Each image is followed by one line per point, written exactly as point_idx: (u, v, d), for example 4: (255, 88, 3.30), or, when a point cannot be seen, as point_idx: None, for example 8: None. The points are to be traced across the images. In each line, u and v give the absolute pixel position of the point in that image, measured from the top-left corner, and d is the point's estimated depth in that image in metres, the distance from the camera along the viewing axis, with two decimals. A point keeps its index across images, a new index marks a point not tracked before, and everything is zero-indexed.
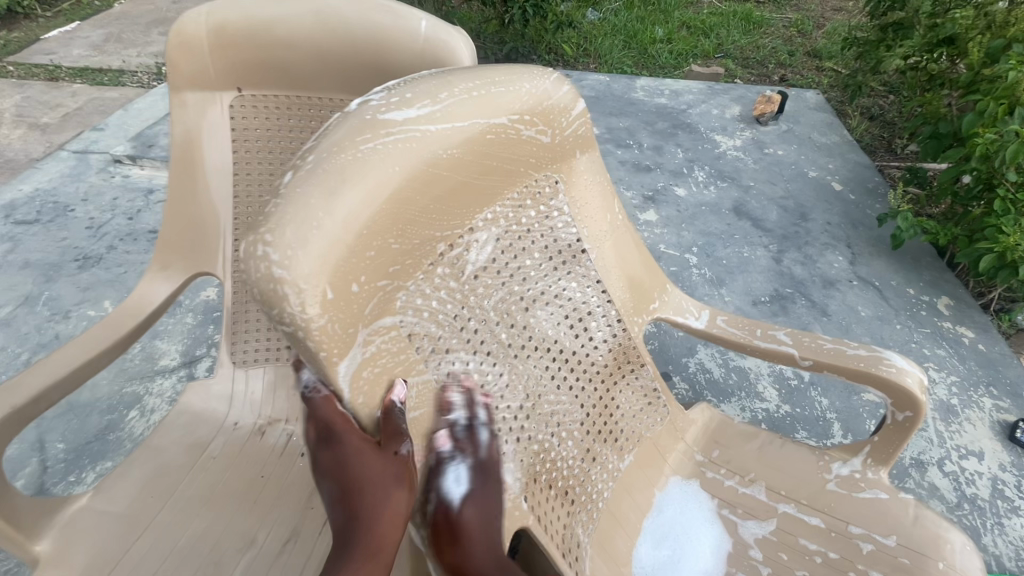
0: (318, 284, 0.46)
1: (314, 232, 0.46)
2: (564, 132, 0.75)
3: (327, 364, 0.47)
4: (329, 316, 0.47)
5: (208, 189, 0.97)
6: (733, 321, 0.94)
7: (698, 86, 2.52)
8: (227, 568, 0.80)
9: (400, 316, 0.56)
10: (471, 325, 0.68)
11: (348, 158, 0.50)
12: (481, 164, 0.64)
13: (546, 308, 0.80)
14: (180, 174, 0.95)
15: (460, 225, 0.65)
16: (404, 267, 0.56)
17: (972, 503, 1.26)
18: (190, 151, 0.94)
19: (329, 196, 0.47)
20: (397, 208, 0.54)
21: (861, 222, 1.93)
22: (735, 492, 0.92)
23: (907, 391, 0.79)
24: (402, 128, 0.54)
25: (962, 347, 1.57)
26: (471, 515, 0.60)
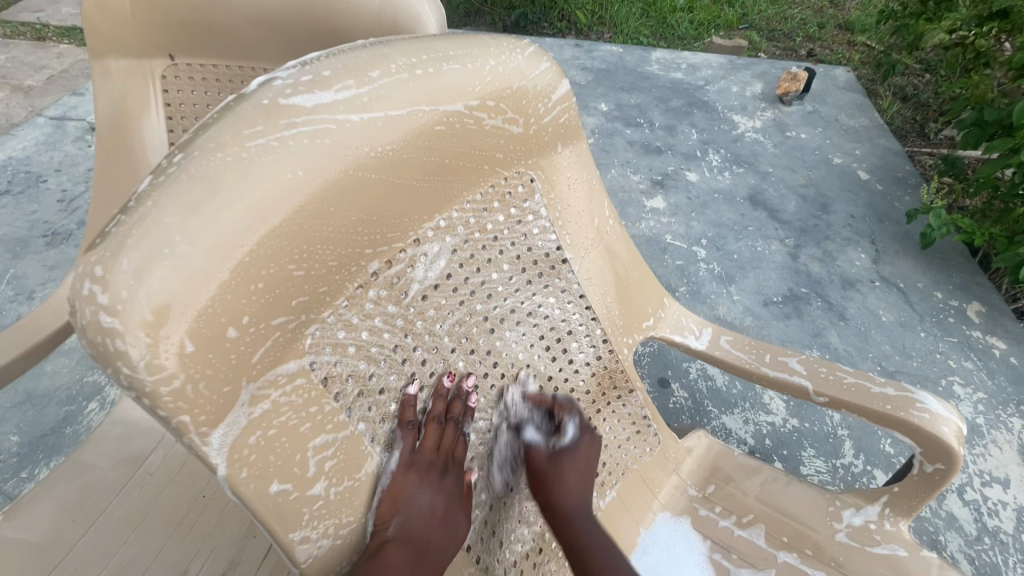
0: (169, 334, 0.35)
1: (164, 262, 0.34)
2: (541, 120, 0.61)
3: (192, 433, 0.37)
4: (188, 374, 0.36)
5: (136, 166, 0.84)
6: (739, 341, 0.81)
7: (718, 60, 2.32)
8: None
9: (309, 357, 0.45)
10: (418, 355, 0.56)
11: (226, 159, 0.38)
12: (429, 161, 0.52)
13: (516, 328, 0.67)
14: (109, 151, 0.84)
15: (402, 237, 0.53)
16: (315, 296, 0.44)
17: (994, 538, 1.15)
18: (119, 126, 0.83)
19: (196, 211, 0.36)
20: (305, 224, 0.42)
21: (888, 216, 1.76)
22: (730, 533, 0.81)
23: (941, 442, 0.66)
24: (311, 117, 0.42)
25: (992, 360, 1.42)
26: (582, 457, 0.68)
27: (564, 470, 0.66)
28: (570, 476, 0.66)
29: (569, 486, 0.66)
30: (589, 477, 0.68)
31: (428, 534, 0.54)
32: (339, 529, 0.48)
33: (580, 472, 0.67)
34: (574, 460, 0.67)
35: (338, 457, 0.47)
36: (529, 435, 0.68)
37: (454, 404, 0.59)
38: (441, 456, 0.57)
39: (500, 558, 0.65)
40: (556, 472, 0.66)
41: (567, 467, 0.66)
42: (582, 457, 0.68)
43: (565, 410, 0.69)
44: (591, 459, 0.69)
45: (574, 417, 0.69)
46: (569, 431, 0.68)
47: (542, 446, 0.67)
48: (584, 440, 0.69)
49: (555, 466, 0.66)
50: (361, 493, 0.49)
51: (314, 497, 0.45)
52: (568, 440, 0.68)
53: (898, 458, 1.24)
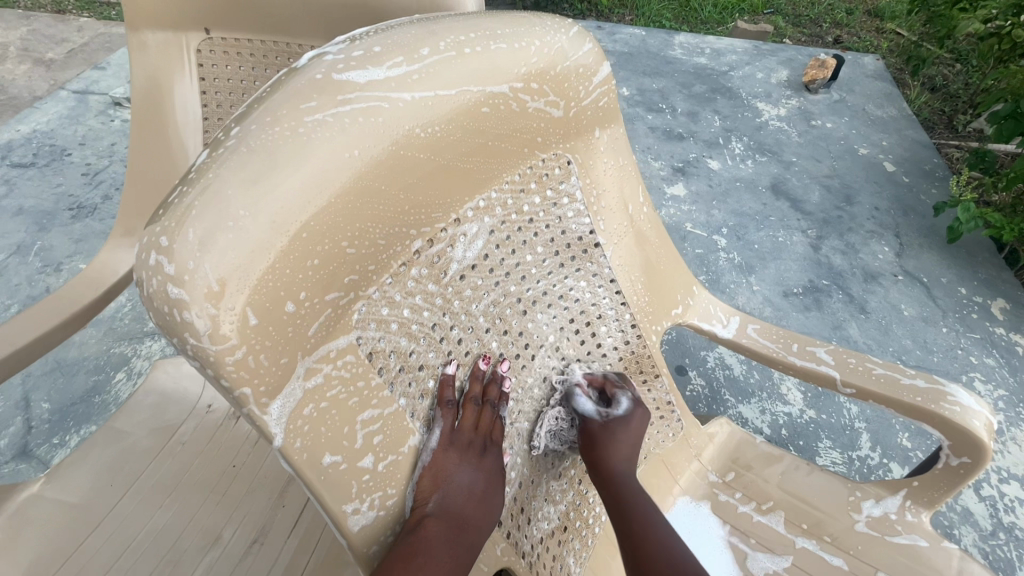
0: (232, 304, 0.35)
1: (229, 232, 0.35)
2: (581, 103, 0.61)
3: (252, 402, 0.38)
4: (250, 346, 0.37)
5: (168, 132, 0.84)
6: (766, 330, 0.81)
7: (743, 46, 2.27)
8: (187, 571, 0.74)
9: (356, 332, 0.45)
10: (454, 334, 0.57)
11: (284, 133, 0.38)
12: (472, 141, 0.52)
13: (548, 311, 0.68)
14: (145, 115, 0.84)
15: (443, 217, 0.53)
16: (364, 274, 0.45)
17: (1010, 533, 1.13)
18: (155, 94, 0.83)
19: (258, 184, 0.36)
20: (356, 200, 0.42)
21: (914, 209, 1.72)
22: (750, 520, 0.82)
23: (972, 434, 0.66)
24: (363, 93, 0.42)
25: (1014, 357, 1.40)
26: (633, 423, 0.70)
27: (616, 437, 0.69)
28: (623, 440, 0.69)
29: (619, 451, 0.68)
30: (637, 443, 0.71)
31: (466, 513, 0.55)
32: (385, 501, 0.49)
33: (633, 436, 0.70)
34: (626, 429, 0.69)
35: (384, 431, 0.48)
36: (583, 404, 0.70)
37: (489, 386, 0.61)
38: (479, 435, 0.59)
39: (527, 534, 0.66)
40: (610, 435, 0.69)
41: (621, 434, 0.69)
42: (635, 426, 0.70)
43: (618, 385, 0.72)
44: (638, 422, 0.71)
45: (626, 392, 0.72)
46: (622, 404, 0.70)
47: (596, 414, 0.70)
48: (635, 414, 0.71)
49: (609, 433, 0.68)
50: (404, 468, 0.51)
51: (362, 470, 0.46)
52: (620, 412, 0.70)
53: (916, 452, 1.23)
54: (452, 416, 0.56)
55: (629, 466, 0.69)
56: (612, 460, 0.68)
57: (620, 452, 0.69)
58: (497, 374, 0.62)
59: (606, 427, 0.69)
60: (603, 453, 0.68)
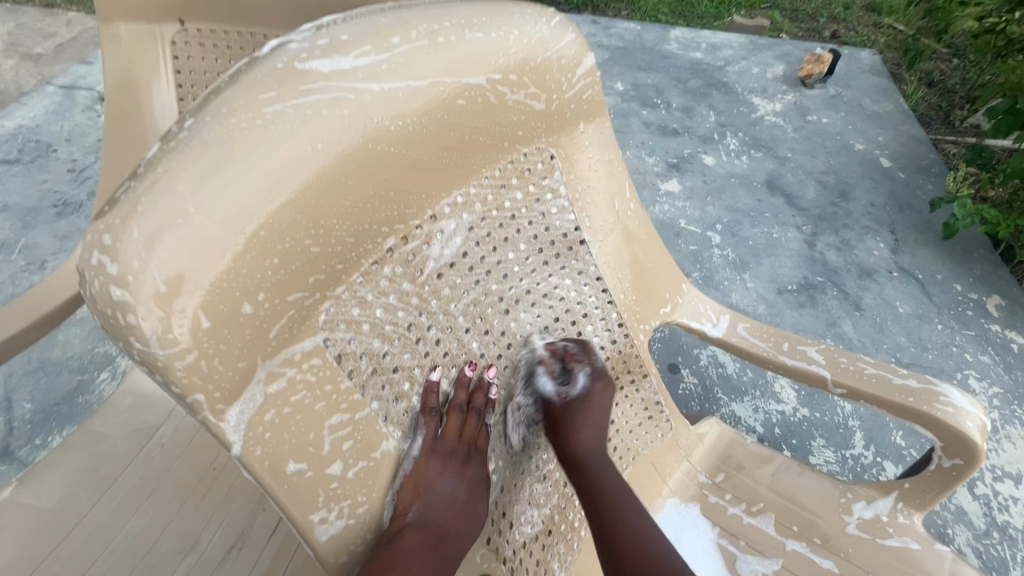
0: (182, 307, 0.33)
1: (177, 230, 0.33)
2: (563, 95, 0.58)
3: (206, 409, 0.36)
4: (202, 350, 0.35)
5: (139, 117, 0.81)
6: (756, 329, 0.80)
7: (739, 40, 2.24)
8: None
9: (323, 334, 0.43)
10: (432, 334, 0.55)
11: (240, 124, 0.36)
12: (448, 134, 0.50)
13: (531, 309, 0.65)
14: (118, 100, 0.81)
15: (417, 213, 0.50)
16: (331, 273, 0.43)
17: (1003, 532, 1.13)
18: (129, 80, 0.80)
19: (211, 179, 0.34)
20: (321, 195, 0.40)
21: (910, 205, 1.71)
22: (739, 521, 0.81)
23: (965, 436, 0.65)
24: (328, 83, 0.40)
25: (1009, 354, 1.39)
26: (594, 402, 0.67)
27: (578, 418, 0.66)
28: (584, 421, 0.66)
29: (581, 432, 0.66)
30: (602, 424, 0.68)
31: (447, 523, 0.55)
32: (356, 510, 0.47)
33: (598, 416, 0.67)
34: (587, 407, 0.67)
35: (354, 436, 0.46)
36: (543, 383, 0.67)
37: (475, 393, 0.60)
38: (462, 444, 0.59)
39: (509, 538, 0.64)
40: (571, 417, 0.66)
41: (582, 414, 0.66)
42: (595, 403, 0.67)
43: (576, 357, 0.67)
44: (601, 401, 0.68)
45: (586, 365, 0.67)
46: (579, 381, 0.67)
47: (556, 394, 0.67)
48: (596, 389, 0.68)
49: (570, 413, 0.66)
50: (377, 475, 0.49)
51: (330, 477, 0.44)
52: (579, 389, 0.67)
53: (909, 450, 1.22)
54: (435, 425, 0.56)
55: (596, 450, 0.66)
56: (576, 443, 0.65)
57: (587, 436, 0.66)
58: (485, 379, 0.61)
59: (568, 408, 0.66)
60: (567, 437, 0.66)
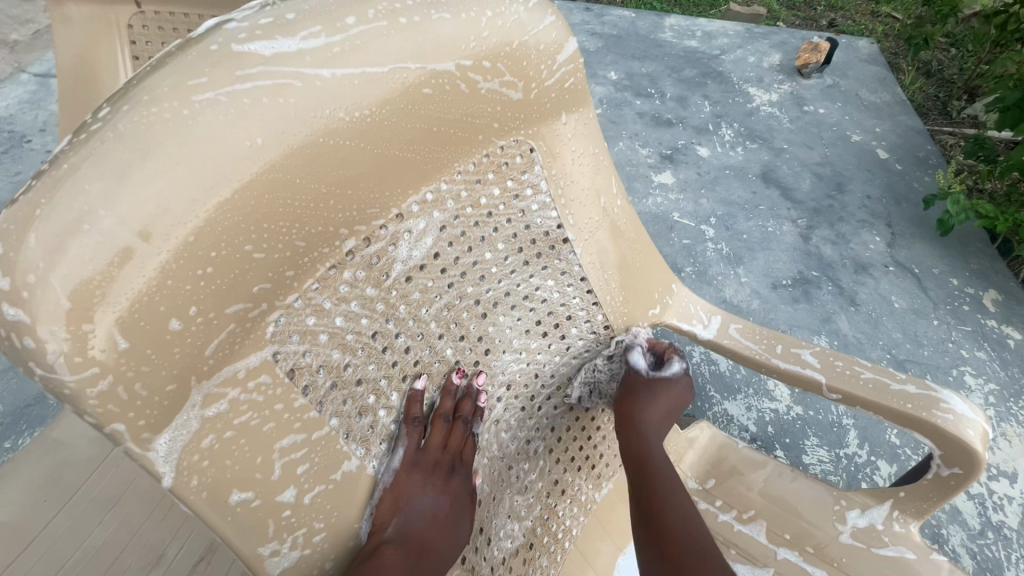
0: (94, 328, 0.30)
1: (83, 238, 0.29)
2: (542, 83, 0.54)
3: (127, 434, 0.33)
4: (119, 374, 0.32)
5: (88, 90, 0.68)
6: (749, 330, 0.76)
7: (735, 28, 2.18)
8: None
9: (272, 347, 0.40)
10: (400, 342, 0.50)
11: (164, 114, 0.32)
12: (414, 126, 0.45)
13: (512, 313, 0.61)
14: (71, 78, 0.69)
15: (382, 212, 0.46)
16: (279, 281, 0.39)
17: (998, 532, 1.10)
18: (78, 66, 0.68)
19: (127, 179, 0.30)
20: (263, 195, 0.36)
21: (907, 198, 1.67)
22: (730, 528, 0.78)
23: (965, 444, 0.62)
24: (268, 70, 0.35)
25: (1006, 350, 1.36)
26: (671, 393, 0.72)
27: (658, 395, 0.71)
28: (662, 398, 0.71)
29: (656, 405, 0.70)
30: (673, 415, 0.72)
31: (428, 537, 0.53)
32: (312, 537, 0.44)
33: (670, 403, 0.71)
34: (668, 391, 0.72)
35: (310, 458, 0.43)
36: (638, 360, 0.72)
37: (463, 401, 0.58)
38: (447, 455, 0.57)
39: (486, 555, 0.62)
40: (648, 393, 0.71)
41: (662, 393, 0.71)
42: (677, 394, 0.73)
43: (674, 350, 0.75)
44: (675, 395, 0.72)
45: (681, 360, 0.75)
46: (670, 368, 0.74)
47: (643, 369, 0.72)
48: (681, 383, 0.74)
49: (652, 388, 0.71)
50: (335, 498, 0.46)
51: (281, 505, 0.42)
52: (669, 373, 0.73)
53: (904, 450, 1.20)
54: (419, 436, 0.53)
55: (660, 429, 0.69)
56: (648, 412, 0.69)
57: (655, 413, 0.69)
58: (473, 388, 0.59)
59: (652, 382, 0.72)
60: (639, 404, 0.70)
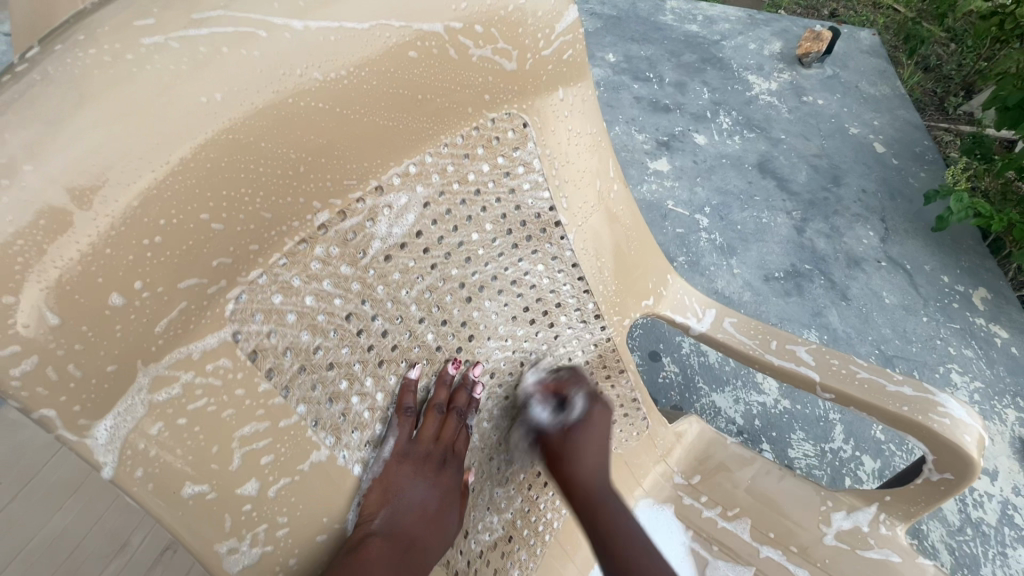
0: (17, 300, 0.27)
1: (1, 195, 0.26)
2: (539, 54, 0.50)
3: (62, 417, 0.30)
4: (47, 354, 0.28)
5: None
6: (744, 324, 0.74)
7: (737, 13, 2.13)
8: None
9: (232, 327, 0.36)
10: (377, 326, 0.46)
11: (103, 57, 0.28)
12: (398, 91, 0.41)
13: (497, 298, 0.57)
14: None
15: (358, 184, 0.41)
16: (241, 254, 0.35)
17: (976, 529, 1.11)
18: None
19: (57, 131, 0.27)
20: (221, 159, 0.33)
21: (901, 193, 1.66)
22: (714, 525, 0.76)
23: (961, 451, 0.60)
24: (228, 17, 0.31)
25: (993, 349, 1.36)
26: (594, 430, 0.64)
27: (580, 445, 0.63)
28: (586, 447, 0.63)
29: (585, 459, 0.62)
30: (605, 446, 0.65)
31: (415, 531, 0.51)
32: (275, 532, 0.41)
33: (598, 439, 0.64)
34: (589, 432, 0.64)
35: (274, 450, 0.39)
36: (538, 413, 0.64)
37: (457, 392, 0.56)
38: (440, 448, 0.54)
39: (464, 548, 0.59)
40: (568, 452, 0.62)
41: (583, 440, 0.63)
42: (597, 427, 0.65)
43: (570, 382, 0.64)
44: (597, 429, 0.65)
45: (581, 388, 0.65)
46: (578, 406, 0.64)
47: (552, 423, 0.64)
48: (595, 412, 0.65)
49: (570, 442, 0.63)
50: (304, 492, 0.42)
51: (241, 498, 0.38)
52: (577, 415, 0.64)
53: (888, 446, 1.19)
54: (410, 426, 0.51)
55: (602, 473, 0.63)
56: (582, 470, 0.62)
57: (588, 463, 0.63)
58: (468, 378, 0.56)
59: (567, 437, 0.63)
60: (568, 464, 0.62)
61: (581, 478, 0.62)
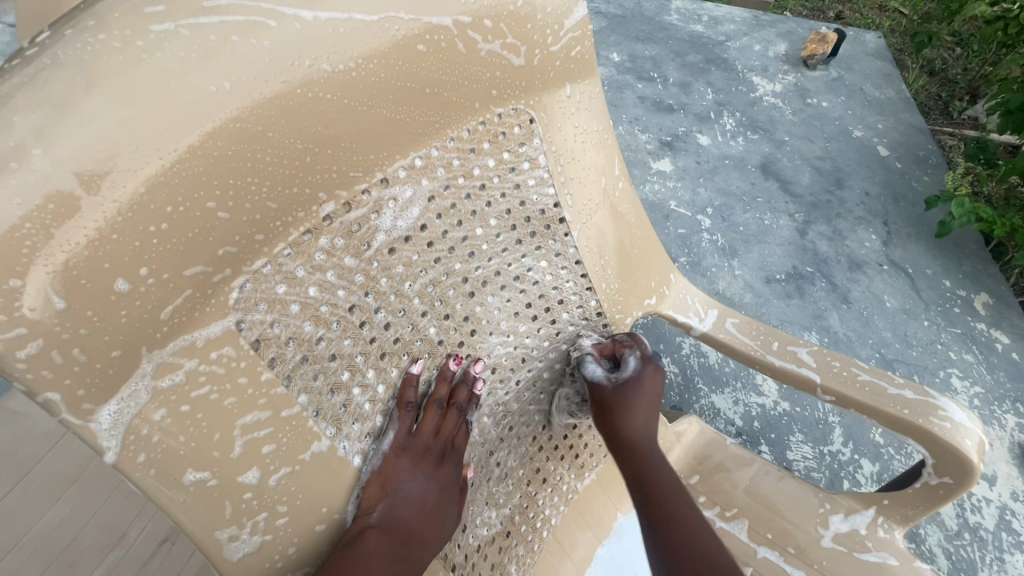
0: (24, 284, 0.27)
1: (10, 178, 0.26)
2: (546, 50, 0.49)
3: (65, 402, 0.30)
4: (52, 337, 0.29)
5: None
6: (746, 325, 0.74)
7: (743, 14, 2.12)
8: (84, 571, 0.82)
9: (235, 316, 0.36)
10: (380, 319, 0.46)
11: (112, 43, 0.28)
12: (405, 84, 0.41)
13: (500, 294, 0.57)
14: None
15: (364, 176, 0.41)
16: (246, 243, 0.35)
17: (974, 533, 1.11)
18: None
19: (67, 115, 0.27)
20: (228, 148, 0.33)
21: (904, 197, 1.65)
22: (712, 524, 0.77)
23: (961, 454, 0.60)
24: (237, 6, 0.31)
25: (993, 354, 1.36)
26: (645, 390, 0.64)
27: (631, 401, 0.63)
28: (637, 405, 0.63)
29: (635, 417, 0.63)
30: (656, 408, 0.65)
31: (414, 525, 0.51)
32: (276, 522, 0.41)
33: (649, 399, 0.64)
34: (641, 391, 0.64)
35: (276, 440, 0.39)
36: (592, 369, 0.66)
37: (458, 387, 0.56)
38: (439, 442, 0.54)
39: (461, 542, 0.60)
40: (618, 408, 0.63)
41: (635, 398, 0.64)
42: (649, 388, 0.65)
43: (626, 343, 0.67)
44: (650, 389, 0.65)
45: (637, 350, 0.66)
46: (631, 365, 0.65)
47: (605, 378, 0.65)
48: (649, 373, 0.65)
49: (621, 395, 0.63)
50: (305, 482, 0.42)
51: (242, 487, 0.38)
52: (630, 373, 0.65)
53: (887, 449, 1.19)
54: (410, 421, 0.51)
55: (649, 433, 0.63)
56: (630, 426, 0.62)
57: (636, 421, 0.63)
58: (470, 374, 0.57)
59: (620, 392, 0.63)
60: (619, 416, 0.63)
61: (630, 432, 0.62)
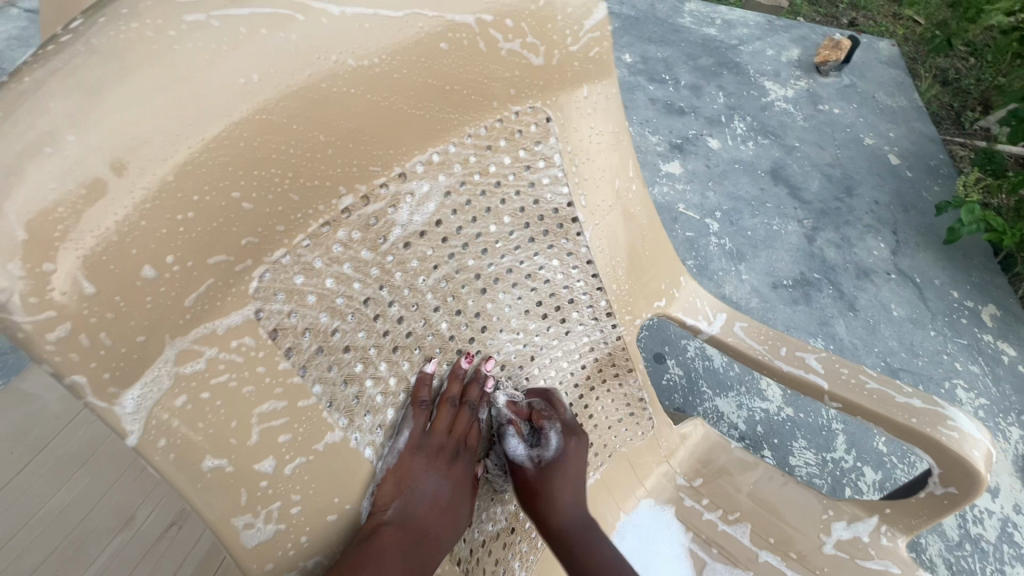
0: (55, 268, 0.28)
1: (46, 163, 0.26)
2: (566, 50, 0.50)
3: (91, 384, 0.31)
4: (80, 321, 0.29)
5: None
6: (754, 329, 0.74)
7: (756, 19, 2.11)
8: (92, 553, 0.83)
9: (255, 305, 0.36)
10: (394, 313, 0.47)
11: (145, 33, 0.29)
12: (426, 80, 0.41)
13: (512, 291, 0.58)
14: None
15: (381, 170, 0.42)
16: (268, 233, 0.36)
17: (975, 545, 1.11)
18: None
19: (100, 102, 0.27)
20: (253, 139, 0.33)
21: (914, 206, 1.65)
22: (714, 528, 0.77)
23: (967, 464, 0.60)
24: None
25: (999, 366, 1.36)
26: (570, 463, 0.64)
27: (556, 478, 0.62)
28: (562, 485, 0.63)
29: (561, 496, 0.62)
30: (580, 477, 0.65)
31: (427, 521, 0.51)
32: (289, 510, 0.41)
33: (573, 471, 0.64)
34: (564, 466, 0.63)
35: (292, 429, 0.40)
36: (514, 447, 0.62)
37: (470, 385, 0.56)
38: (452, 440, 0.55)
39: (467, 537, 0.60)
40: (542, 488, 0.62)
41: (559, 475, 0.63)
42: (571, 461, 0.64)
43: (544, 414, 0.63)
44: (573, 456, 0.64)
45: (556, 422, 0.63)
46: (553, 441, 0.62)
47: (527, 458, 0.62)
48: (568, 448, 0.64)
49: (546, 478, 0.62)
50: (317, 471, 0.42)
51: (258, 475, 0.39)
52: (553, 450, 0.62)
53: (890, 458, 1.19)
54: (425, 418, 0.51)
55: (575, 505, 0.64)
56: (558, 510, 0.62)
57: (563, 497, 0.63)
58: (482, 368, 0.57)
59: (543, 473, 0.62)
60: (546, 505, 0.62)
61: (555, 515, 0.62)
